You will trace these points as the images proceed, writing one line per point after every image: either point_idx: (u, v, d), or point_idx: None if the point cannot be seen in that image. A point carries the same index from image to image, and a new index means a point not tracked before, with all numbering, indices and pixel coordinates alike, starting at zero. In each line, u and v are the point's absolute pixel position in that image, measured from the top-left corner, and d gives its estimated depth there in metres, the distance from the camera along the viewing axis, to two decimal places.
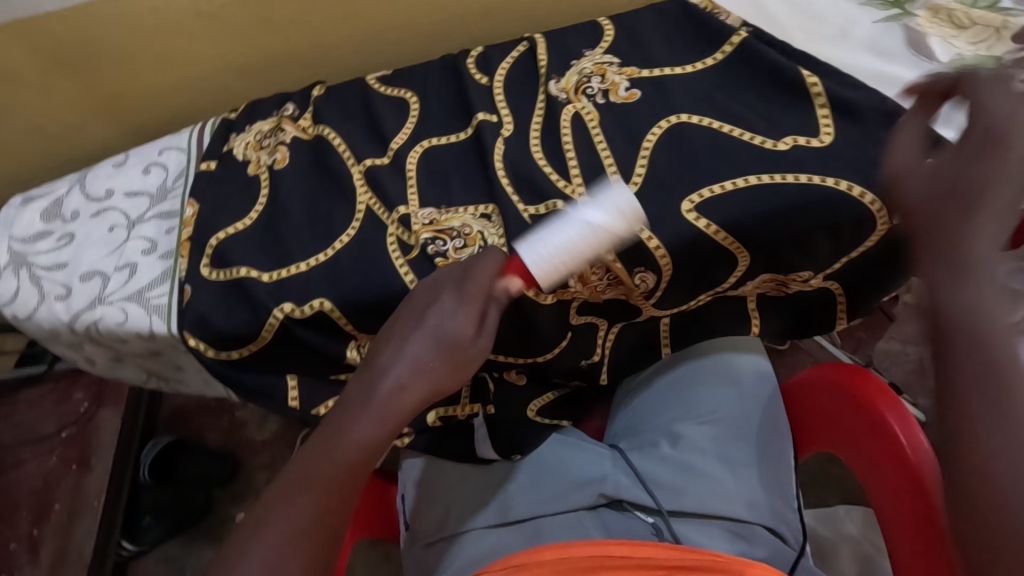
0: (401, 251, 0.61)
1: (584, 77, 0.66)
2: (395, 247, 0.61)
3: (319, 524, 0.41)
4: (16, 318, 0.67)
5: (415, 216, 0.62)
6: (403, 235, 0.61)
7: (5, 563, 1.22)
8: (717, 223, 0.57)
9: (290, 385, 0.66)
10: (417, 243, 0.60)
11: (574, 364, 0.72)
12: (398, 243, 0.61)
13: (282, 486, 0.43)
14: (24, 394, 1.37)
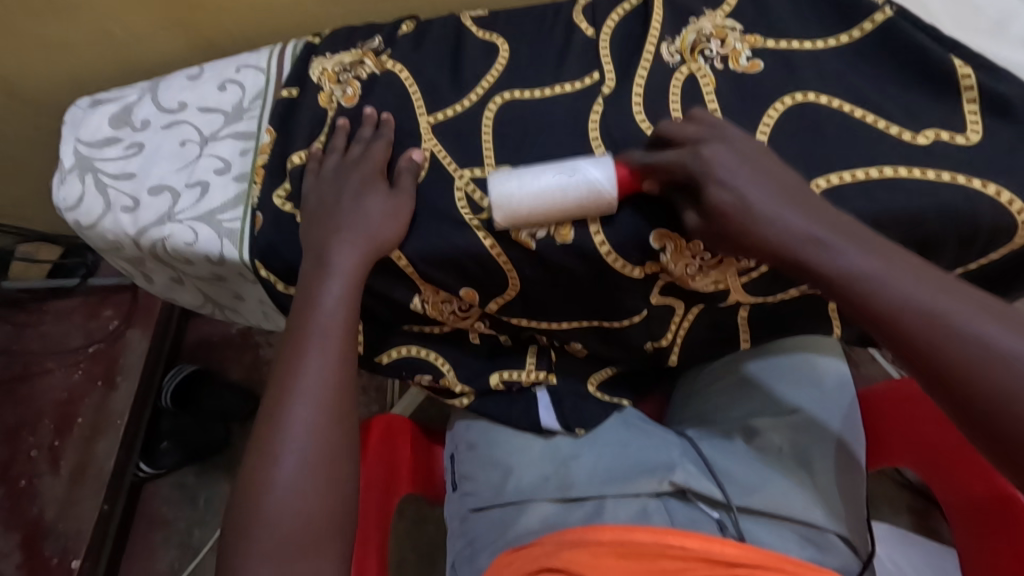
0: (471, 209, 0.57)
1: (702, 38, 0.61)
2: (463, 203, 0.58)
3: (322, 427, 0.52)
4: (79, 225, 0.65)
5: (490, 176, 0.58)
6: (473, 193, 0.58)
7: (26, 469, 1.23)
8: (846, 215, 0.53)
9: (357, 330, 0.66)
10: (492, 202, 0.57)
11: (641, 345, 0.65)
12: (467, 199, 0.58)
13: (280, 395, 0.53)
14: (53, 305, 1.36)
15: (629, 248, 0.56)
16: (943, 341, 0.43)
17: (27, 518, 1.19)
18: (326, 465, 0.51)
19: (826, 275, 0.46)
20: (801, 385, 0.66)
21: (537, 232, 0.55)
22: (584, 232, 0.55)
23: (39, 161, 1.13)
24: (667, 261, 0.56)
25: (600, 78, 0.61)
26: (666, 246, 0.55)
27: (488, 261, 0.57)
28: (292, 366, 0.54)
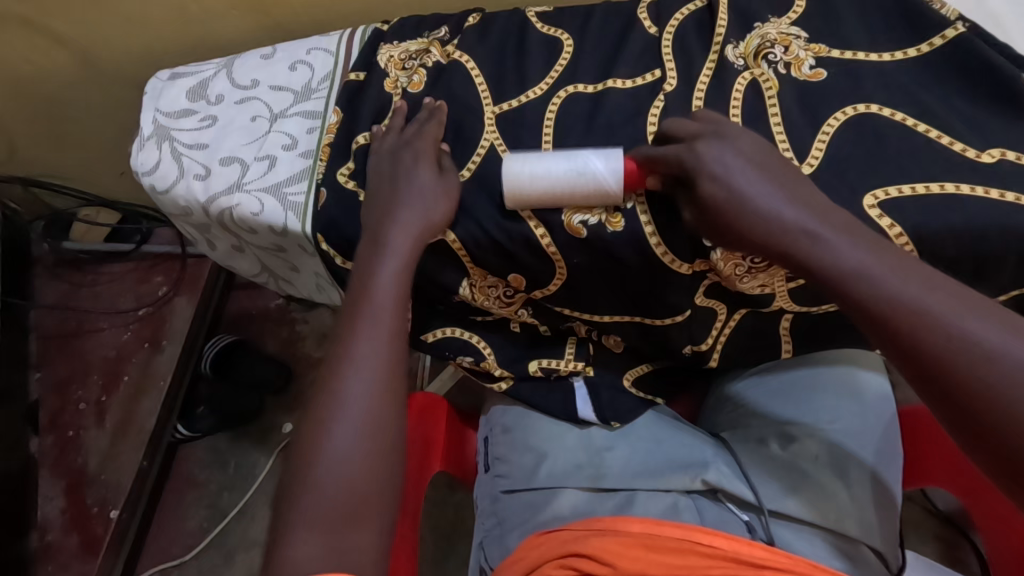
0: None
1: (766, 43, 0.63)
2: None
3: (370, 400, 0.53)
4: (153, 190, 0.69)
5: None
6: None
7: (74, 420, 1.29)
8: (902, 226, 0.54)
9: None
10: None
11: (678, 347, 0.67)
12: None
13: (332, 367, 0.54)
14: (108, 267, 1.43)
15: (677, 245, 0.57)
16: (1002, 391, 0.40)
17: (72, 467, 1.25)
18: (382, 432, 0.53)
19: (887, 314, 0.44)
20: (839, 398, 0.66)
21: (588, 218, 0.57)
22: (634, 218, 0.57)
23: (111, 127, 1.19)
24: (716, 262, 0.56)
25: (662, 74, 0.63)
26: (717, 244, 0.55)
27: (539, 250, 0.59)
28: (344, 338, 0.55)
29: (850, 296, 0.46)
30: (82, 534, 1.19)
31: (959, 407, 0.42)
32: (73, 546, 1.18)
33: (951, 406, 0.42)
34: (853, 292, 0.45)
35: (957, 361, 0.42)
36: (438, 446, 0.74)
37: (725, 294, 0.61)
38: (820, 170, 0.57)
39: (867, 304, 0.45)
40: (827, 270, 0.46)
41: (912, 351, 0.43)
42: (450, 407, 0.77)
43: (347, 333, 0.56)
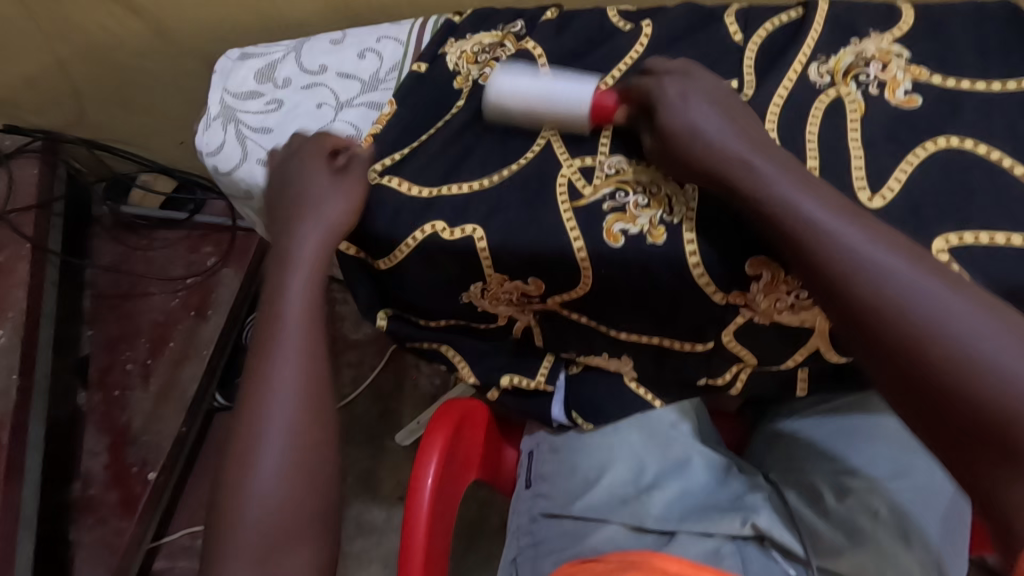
0: (569, 197, 0.56)
1: (860, 61, 0.58)
2: (564, 190, 0.57)
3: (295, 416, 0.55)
4: (216, 170, 0.68)
5: (600, 167, 0.57)
6: (577, 181, 0.57)
7: (120, 380, 1.33)
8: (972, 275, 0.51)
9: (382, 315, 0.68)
10: (593, 195, 0.56)
11: (694, 379, 0.64)
12: (569, 186, 0.57)
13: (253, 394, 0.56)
14: (161, 233, 1.46)
15: (717, 273, 0.54)
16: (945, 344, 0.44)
17: (116, 425, 1.29)
18: (302, 455, 0.55)
19: (829, 256, 0.47)
20: (909, 452, 0.61)
21: (629, 228, 0.54)
22: (677, 237, 0.54)
23: (179, 97, 1.21)
24: (754, 294, 0.54)
25: (739, 87, 0.59)
26: (761, 274, 0.53)
27: (571, 263, 0.56)
28: (258, 357, 0.57)
29: (793, 236, 0.49)
30: (121, 491, 1.23)
31: (907, 366, 0.45)
32: (112, 502, 1.22)
33: (907, 374, 0.45)
34: (835, 263, 0.47)
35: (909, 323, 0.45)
36: (476, 456, 0.73)
37: (758, 339, 0.59)
38: (895, 203, 0.53)
39: (850, 275, 0.47)
40: (846, 269, 0.47)
41: (915, 362, 0.44)
42: (494, 418, 0.76)
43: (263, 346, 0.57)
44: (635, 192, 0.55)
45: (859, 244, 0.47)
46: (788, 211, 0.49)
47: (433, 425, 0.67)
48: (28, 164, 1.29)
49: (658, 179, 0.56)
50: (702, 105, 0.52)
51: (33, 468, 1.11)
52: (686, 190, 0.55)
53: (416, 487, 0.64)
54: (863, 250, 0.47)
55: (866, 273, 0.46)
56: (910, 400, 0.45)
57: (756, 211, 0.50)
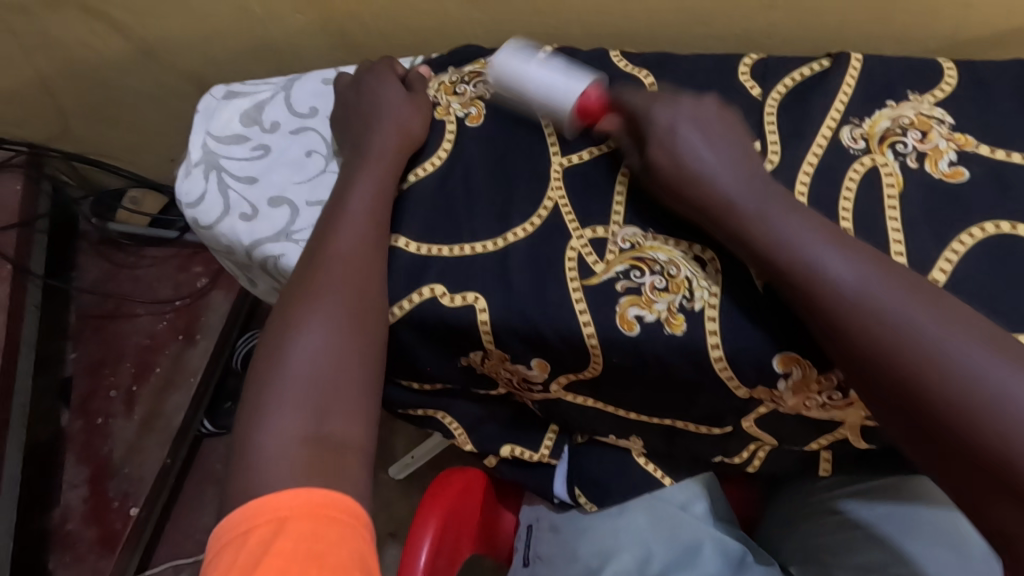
0: (578, 273, 0.52)
1: (896, 127, 0.53)
2: (573, 265, 0.52)
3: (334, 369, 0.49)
4: (195, 221, 0.63)
5: (612, 239, 0.53)
6: (587, 256, 0.52)
7: (104, 407, 1.28)
8: None
9: None
10: (607, 273, 0.51)
11: (708, 457, 0.60)
12: (578, 261, 0.52)
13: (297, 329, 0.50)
14: (149, 250, 1.41)
15: (743, 369, 0.48)
16: (962, 392, 0.40)
17: (97, 455, 1.24)
18: (354, 368, 0.50)
19: (827, 305, 0.44)
20: (942, 552, 0.55)
21: (644, 315, 0.50)
22: (698, 326, 0.49)
23: (166, 115, 1.16)
24: (782, 391, 0.49)
25: (763, 150, 0.53)
26: (792, 371, 0.48)
27: (579, 347, 0.51)
28: (292, 304, 0.51)
29: (791, 278, 0.45)
30: (100, 528, 1.18)
31: (925, 417, 0.41)
32: (91, 539, 1.18)
33: (928, 426, 0.41)
34: (840, 309, 0.43)
35: (921, 371, 0.41)
36: (471, 528, 0.68)
37: (780, 428, 0.54)
38: None
39: (855, 322, 0.43)
40: (839, 301, 0.43)
41: (919, 400, 0.41)
42: (492, 483, 0.71)
43: (306, 279, 0.52)
44: (651, 272, 0.51)
45: (861, 284, 0.43)
46: (780, 250, 0.46)
47: (431, 498, 0.63)
48: (10, 180, 1.25)
49: (676, 259, 0.51)
50: (689, 130, 0.51)
51: None
52: (708, 272, 0.50)
53: (408, 567, 0.59)
54: (867, 293, 0.43)
55: (859, 305, 0.43)
56: (928, 446, 0.42)
57: (749, 251, 0.47)
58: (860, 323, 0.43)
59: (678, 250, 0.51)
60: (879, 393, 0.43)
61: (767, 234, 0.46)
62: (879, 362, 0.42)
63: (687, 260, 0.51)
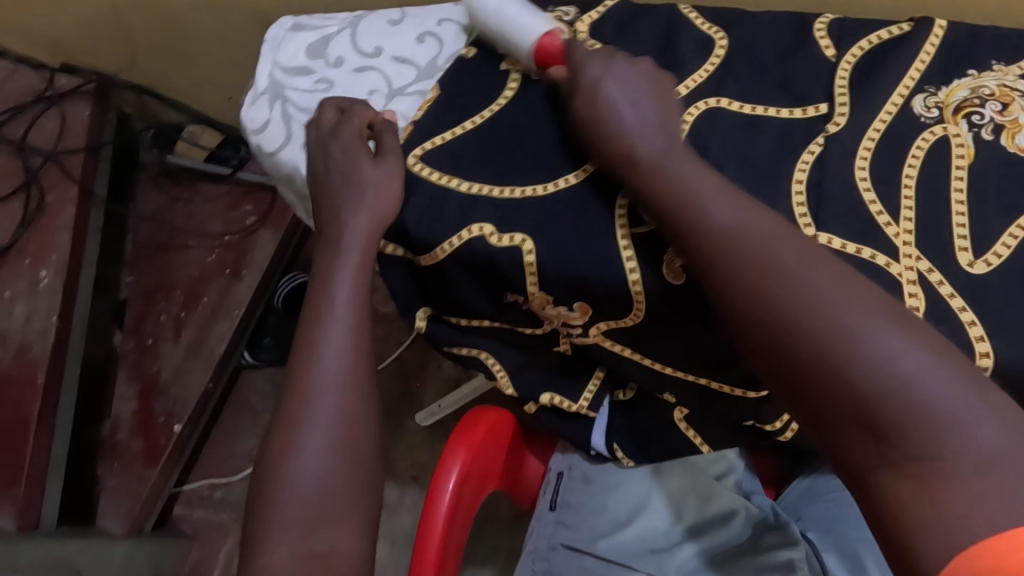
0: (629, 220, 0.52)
1: (975, 97, 0.51)
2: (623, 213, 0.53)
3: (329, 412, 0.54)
4: (259, 148, 0.65)
5: None
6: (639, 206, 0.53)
7: (155, 330, 1.35)
8: None
9: (420, 314, 0.65)
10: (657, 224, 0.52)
11: (739, 420, 0.59)
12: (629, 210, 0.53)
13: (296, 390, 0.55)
14: (203, 186, 1.46)
15: None
16: (833, 338, 0.40)
17: (147, 373, 1.32)
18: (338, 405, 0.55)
19: (720, 251, 0.46)
20: None
21: None
22: None
23: (228, 50, 1.18)
24: None
25: (830, 113, 0.53)
26: None
27: (622, 295, 0.53)
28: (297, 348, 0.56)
29: (693, 234, 0.47)
30: (146, 440, 1.27)
31: (793, 363, 0.42)
32: (137, 449, 1.26)
33: (795, 372, 0.42)
34: (729, 262, 0.45)
35: (796, 312, 0.42)
36: (498, 468, 0.72)
37: None
38: (1000, 271, 0.46)
39: (740, 265, 0.45)
40: (720, 244, 0.46)
41: (782, 334, 0.43)
42: (519, 431, 0.75)
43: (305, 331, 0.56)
44: None
45: (748, 234, 0.45)
46: (682, 210, 0.47)
47: (459, 434, 0.65)
48: (80, 105, 1.30)
49: None
50: (614, 88, 0.52)
51: (65, 409, 1.13)
52: None
53: (434, 496, 0.62)
54: (762, 240, 0.45)
55: (730, 242, 0.45)
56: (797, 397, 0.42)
57: (659, 215, 0.49)
58: (725, 255, 0.45)
59: None
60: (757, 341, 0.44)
61: (677, 188, 0.48)
62: (757, 308, 0.44)
63: None
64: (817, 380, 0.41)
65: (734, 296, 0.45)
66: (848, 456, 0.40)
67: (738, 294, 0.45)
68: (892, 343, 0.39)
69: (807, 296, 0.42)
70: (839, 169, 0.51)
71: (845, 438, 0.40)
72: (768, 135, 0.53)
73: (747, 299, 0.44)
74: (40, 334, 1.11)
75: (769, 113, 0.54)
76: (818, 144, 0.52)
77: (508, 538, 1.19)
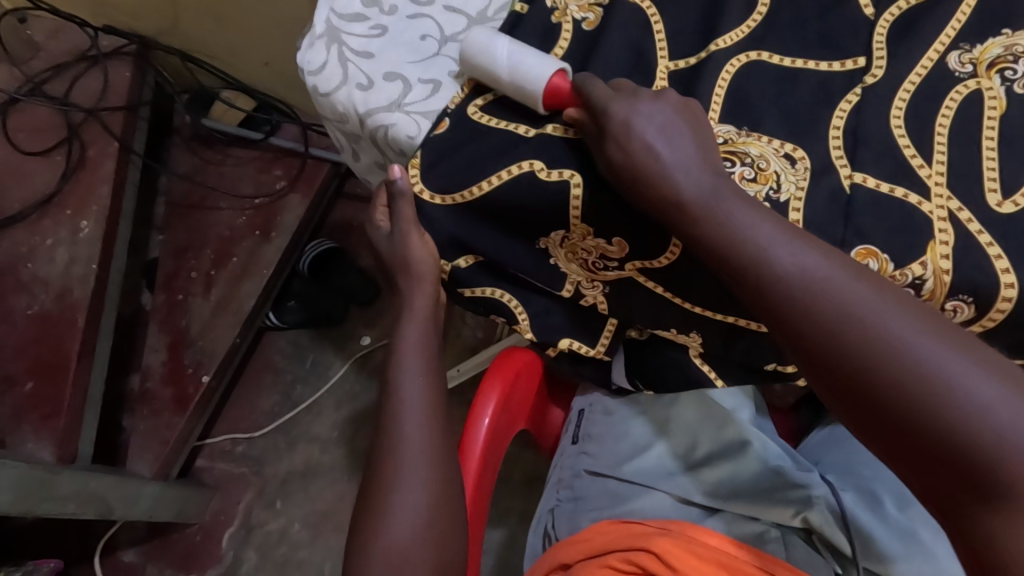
0: None
1: (1008, 55, 0.53)
2: None
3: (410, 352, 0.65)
4: (315, 90, 0.69)
5: (709, 133, 0.56)
6: None
7: (185, 286, 1.39)
8: None
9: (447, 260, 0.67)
10: None
11: (762, 364, 0.63)
12: None
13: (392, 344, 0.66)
14: (234, 150, 1.49)
15: None
16: (914, 380, 0.38)
17: (176, 327, 1.36)
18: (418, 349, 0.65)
19: (786, 290, 0.43)
20: None
21: None
22: (782, 216, 0.53)
23: (267, 15, 1.20)
24: None
25: (867, 66, 0.56)
26: (869, 265, 0.51)
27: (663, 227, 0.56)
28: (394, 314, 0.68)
29: (757, 275, 0.45)
30: (175, 390, 1.31)
31: (874, 407, 0.39)
32: (166, 398, 1.31)
33: (881, 418, 0.39)
34: (798, 305, 0.43)
35: (876, 350, 0.40)
36: (525, 407, 0.76)
37: None
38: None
39: (804, 306, 0.43)
40: (786, 285, 0.43)
41: (859, 381, 0.40)
42: (544, 377, 0.79)
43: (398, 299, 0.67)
44: (742, 164, 0.54)
45: (813, 266, 0.43)
46: (739, 248, 0.46)
47: (494, 367, 0.69)
48: (123, 65, 1.34)
49: (768, 154, 0.54)
50: (641, 127, 0.51)
51: (100, 354, 1.17)
52: (796, 168, 0.54)
53: (472, 424, 0.66)
54: (827, 275, 0.43)
55: (806, 285, 0.43)
56: (886, 443, 0.40)
57: (718, 258, 0.47)
58: (806, 301, 0.43)
59: (771, 147, 0.54)
60: (834, 385, 0.41)
61: (735, 224, 0.46)
62: (829, 352, 0.41)
63: (777, 156, 0.54)
64: (908, 427, 0.38)
65: (804, 341, 0.42)
66: (936, 491, 0.38)
67: (813, 339, 0.42)
68: (984, 380, 0.37)
69: (879, 330, 0.40)
70: (876, 117, 0.53)
71: (938, 483, 0.38)
72: (808, 86, 0.56)
73: (821, 343, 0.42)
74: (80, 280, 1.16)
75: (808, 66, 0.57)
76: (855, 94, 0.55)
77: (521, 501, 1.22)
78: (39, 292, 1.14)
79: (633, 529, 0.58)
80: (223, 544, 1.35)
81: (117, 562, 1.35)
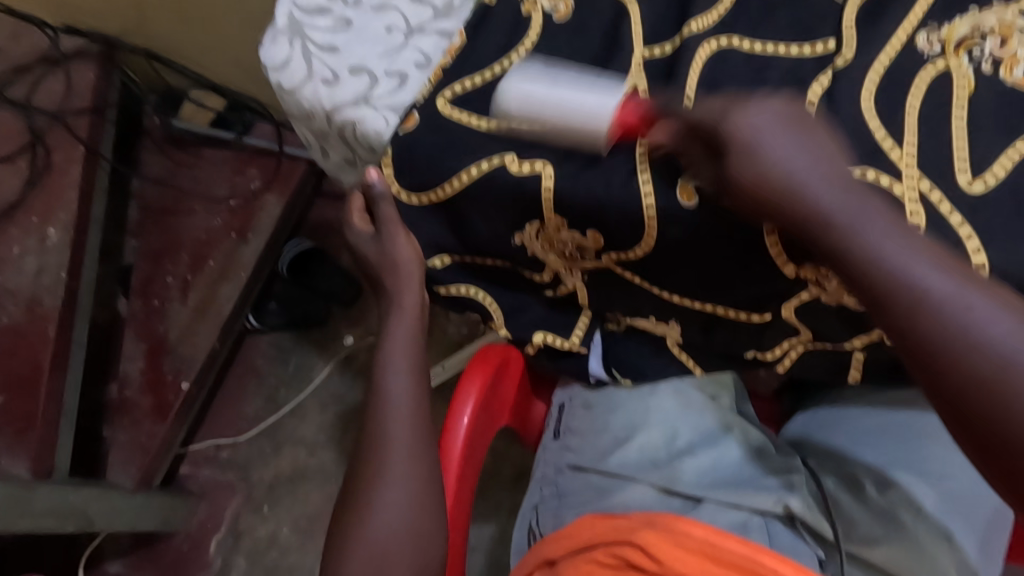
0: None
1: (975, 35, 0.53)
2: None
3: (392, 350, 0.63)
4: (280, 87, 0.67)
5: None
6: None
7: (161, 292, 1.36)
8: None
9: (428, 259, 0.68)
10: None
11: (743, 351, 0.64)
12: None
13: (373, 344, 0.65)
14: (205, 150, 1.45)
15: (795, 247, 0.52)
16: None
17: (154, 334, 1.33)
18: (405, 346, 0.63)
19: (926, 327, 0.41)
20: (955, 449, 0.63)
21: (704, 188, 0.53)
22: None
23: (235, 13, 1.18)
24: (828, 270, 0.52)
25: (836, 50, 0.55)
26: None
27: (636, 220, 0.55)
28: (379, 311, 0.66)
29: (899, 310, 0.42)
30: (155, 398, 1.29)
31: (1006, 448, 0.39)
32: (146, 406, 1.28)
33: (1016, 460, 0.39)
34: (937, 340, 0.41)
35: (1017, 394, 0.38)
36: (506, 405, 0.75)
37: (821, 322, 0.57)
38: (996, 192, 0.50)
39: (948, 343, 0.40)
40: (930, 322, 0.41)
41: (997, 423, 0.39)
42: (526, 371, 0.78)
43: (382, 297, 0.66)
44: None
45: (959, 303, 0.40)
46: (882, 283, 0.42)
47: (473, 364, 0.68)
48: (86, 67, 1.30)
49: None
50: (781, 143, 0.45)
51: (75, 364, 1.14)
52: None
53: (452, 419, 0.65)
54: (972, 310, 0.40)
55: (952, 330, 0.40)
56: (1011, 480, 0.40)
57: (857, 288, 0.43)
58: (954, 351, 0.40)
59: None
60: (968, 424, 0.40)
61: (875, 255, 0.43)
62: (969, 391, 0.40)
63: None
64: None
65: (944, 379, 0.41)
66: None
67: (954, 379, 0.40)
68: None
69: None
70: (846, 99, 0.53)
71: None
72: (779, 71, 0.56)
73: (967, 385, 0.40)
74: (50, 289, 1.13)
75: (779, 52, 0.56)
76: (826, 77, 0.54)
77: (510, 496, 1.21)
78: (7, 303, 1.11)
79: (622, 525, 0.57)
80: (210, 552, 1.33)
81: (103, 574, 1.32)
